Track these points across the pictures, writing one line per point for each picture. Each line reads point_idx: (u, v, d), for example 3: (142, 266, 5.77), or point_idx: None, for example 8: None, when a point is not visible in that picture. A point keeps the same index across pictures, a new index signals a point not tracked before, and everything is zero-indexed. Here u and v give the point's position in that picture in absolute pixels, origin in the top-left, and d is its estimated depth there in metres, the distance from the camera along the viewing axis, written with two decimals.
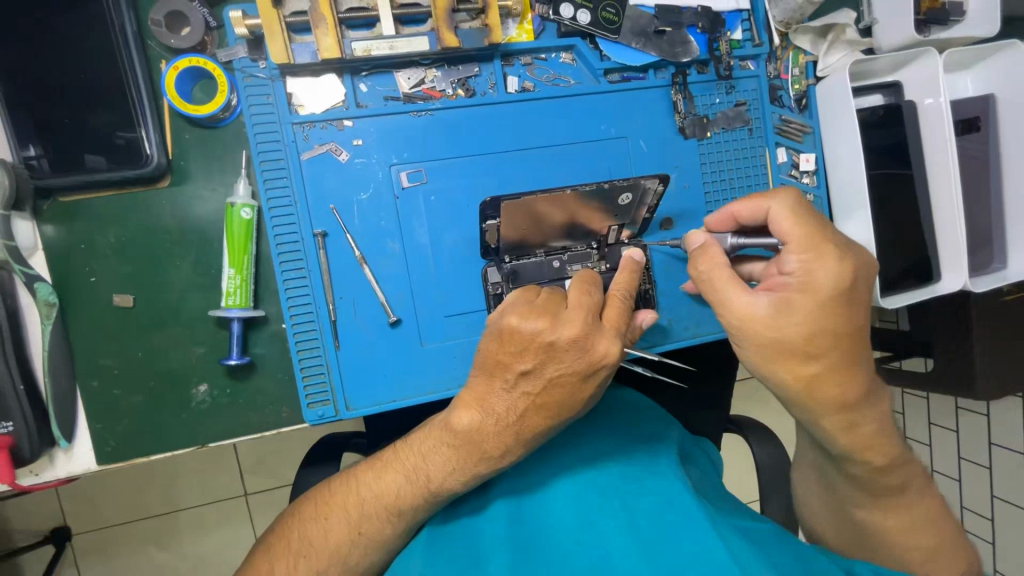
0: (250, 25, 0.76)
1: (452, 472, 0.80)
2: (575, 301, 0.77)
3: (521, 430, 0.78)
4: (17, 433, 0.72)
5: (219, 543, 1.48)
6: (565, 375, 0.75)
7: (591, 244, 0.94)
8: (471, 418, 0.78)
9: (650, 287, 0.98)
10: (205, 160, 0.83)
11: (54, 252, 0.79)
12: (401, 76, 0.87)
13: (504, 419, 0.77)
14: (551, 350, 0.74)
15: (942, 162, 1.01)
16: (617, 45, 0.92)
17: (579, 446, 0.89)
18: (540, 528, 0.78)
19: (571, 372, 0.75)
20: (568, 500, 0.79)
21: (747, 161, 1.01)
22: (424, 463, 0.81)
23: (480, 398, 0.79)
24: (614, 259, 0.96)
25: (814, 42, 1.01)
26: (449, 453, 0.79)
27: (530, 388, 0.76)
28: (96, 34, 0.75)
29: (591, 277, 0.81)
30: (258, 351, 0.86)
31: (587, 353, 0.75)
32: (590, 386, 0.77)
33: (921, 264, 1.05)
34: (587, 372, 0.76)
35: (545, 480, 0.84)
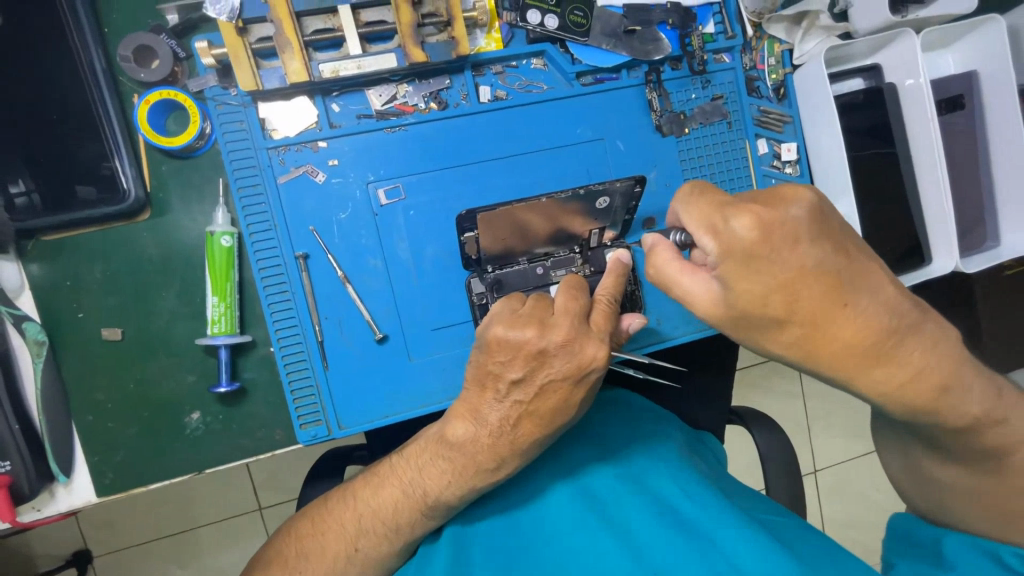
0: (216, 55, 0.77)
1: (449, 485, 0.79)
2: (561, 307, 0.74)
3: (516, 438, 0.75)
4: (15, 472, 0.74)
5: (236, 559, 1.50)
6: (555, 385, 0.73)
7: (574, 248, 0.93)
8: (465, 431, 0.77)
9: (637, 287, 0.97)
10: (184, 190, 0.84)
11: (39, 290, 0.80)
12: (373, 94, 0.87)
13: (498, 429, 0.75)
14: (536, 361, 0.71)
15: (927, 143, 1.00)
16: (587, 48, 0.91)
17: (573, 450, 0.89)
18: (536, 537, 0.78)
19: (563, 375, 0.72)
20: (563, 508, 0.80)
21: (727, 153, 1.00)
22: (421, 476, 0.80)
23: (473, 408, 0.77)
24: (598, 262, 0.95)
25: (789, 30, 0.99)
26: (446, 465, 0.78)
27: (521, 397, 0.73)
28: (64, 74, 0.76)
29: (577, 282, 0.78)
30: (249, 375, 0.86)
31: (576, 356, 0.72)
32: (580, 392, 0.75)
33: (911, 248, 1.04)
34: (576, 377, 0.73)
35: (539, 488, 0.84)
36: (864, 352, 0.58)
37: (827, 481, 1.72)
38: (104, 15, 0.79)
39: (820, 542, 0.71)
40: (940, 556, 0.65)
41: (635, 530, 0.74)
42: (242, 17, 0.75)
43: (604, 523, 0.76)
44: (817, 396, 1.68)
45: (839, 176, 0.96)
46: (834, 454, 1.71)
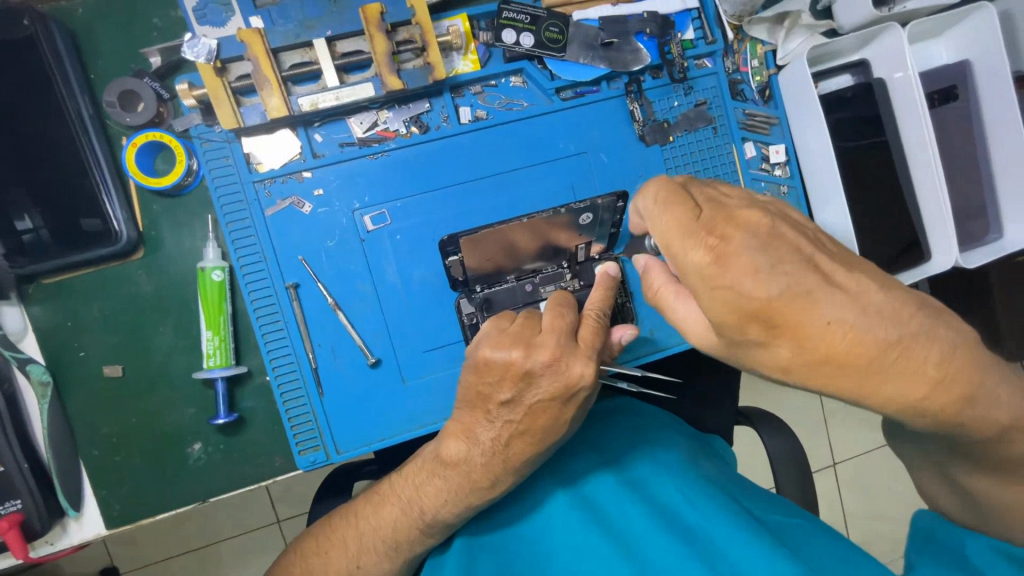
0: (197, 95, 0.78)
1: (445, 503, 0.79)
2: (548, 325, 0.72)
3: (508, 457, 0.75)
4: (26, 509, 0.76)
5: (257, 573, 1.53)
6: (542, 406, 0.72)
7: (563, 263, 0.93)
8: (459, 451, 0.77)
9: (628, 300, 0.97)
10: (175, 228, 0.86)
11: (43, 331, 0.83)
12: (354, 122, 0.88)
13: (490, 449, 0.75)
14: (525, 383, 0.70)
15: (920, 136, 0.97)
16: (564, 63, 0.91)
17: (571, 460, 0.88)
18: (536, 552, 0.78)
19: (552, 392, 0.71)
20: (561, 521, 0.79)
21: (714, 159, 0.99)
22: (418, 494, 0.81)
23: (466, 429, 0.77)
24: (587, 276, 0.95)
25: (771, 30, 0.97)
26: (442, 484, 0.79)
27: (512, 416, 0.73)
28: (51, 122, 0.78)
29: (563, 299, 0.76)
30: (248, 405, 0.88)
31: (563, 375, 0.70)
32: (569, 409, 0.74)
33: (909, 244, 1.02)
34: (563, 396, 0.72)
35: (537, 500, 0.84)
36: (877, 374, 0.48)
37: (848, 474, 1.68)
38: (90, 63, 0.82)
39: (824, 542, 0.70)
40: (964, 562, 0.62)
41: (633, 541, 0.74)
42: (220, 57, 0.76)
43: (601, 534, 0.75)
44: None
45: (829, 177, 0.95)
46: (852, 447, 1.68)
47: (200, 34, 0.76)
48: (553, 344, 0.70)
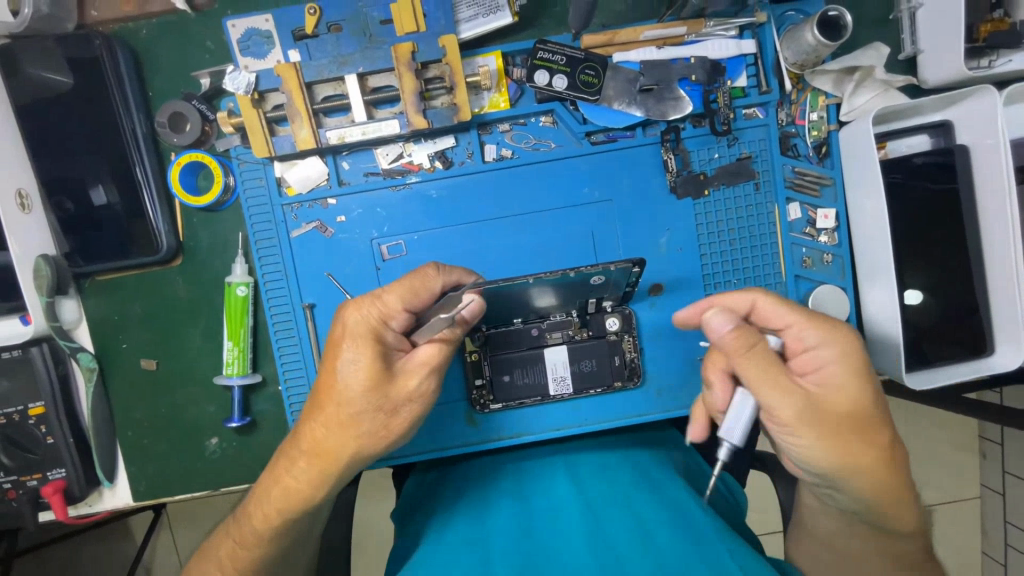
0: (235, 122, 0.82)
1: (303, 476, 0.71)
2: (364, 317, 0.70)
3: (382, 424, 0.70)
4: (69, 477, 0.87)
5: None
6: (360, 406, 0.68)
7: (572, 312, 0.91)
8: (315, 429, 0.70)
9: (636, 356, 0.93)
10: (210, 241, 0.92)
11: (93, 322, 0.93)
12: (380, 153, 0.90)
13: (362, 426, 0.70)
14: (338, 377, 0.69)
15: (1002, 217, 0.84)
16: (597, 107, 0.87)
17: (582, 461, 0.91)
18: (534, 531, 0.78)
19: (364, 378, 0.68)
20: (566, 503, 0.81)
21: (753, 218, 0.92)
22: (278, 475, 0.72)
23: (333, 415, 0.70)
24: (596, 328, 0.93)
25: (838, 81, 0.88)
26: (298, 462, 0.71)
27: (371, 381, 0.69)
28: (110, 138, 0.85)
29: (423, 287, 0.71)
30: (259, 408, 0.95)
31: (360, 327, 0.69)
32: (393, 420, 0.71)
33: (968, 329, 0.90)
34: (390, 406, 0.70)
35: (539, 484, 0.87)
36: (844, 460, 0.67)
37: None
38: (149, 82, 0.88)
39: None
40: None
41: (644, 521, 0.75)
42: (258, 88, 0.80)
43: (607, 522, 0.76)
44: None
45: (879, 253, 0.86)
46: None
47: (241, 65, 0.79)
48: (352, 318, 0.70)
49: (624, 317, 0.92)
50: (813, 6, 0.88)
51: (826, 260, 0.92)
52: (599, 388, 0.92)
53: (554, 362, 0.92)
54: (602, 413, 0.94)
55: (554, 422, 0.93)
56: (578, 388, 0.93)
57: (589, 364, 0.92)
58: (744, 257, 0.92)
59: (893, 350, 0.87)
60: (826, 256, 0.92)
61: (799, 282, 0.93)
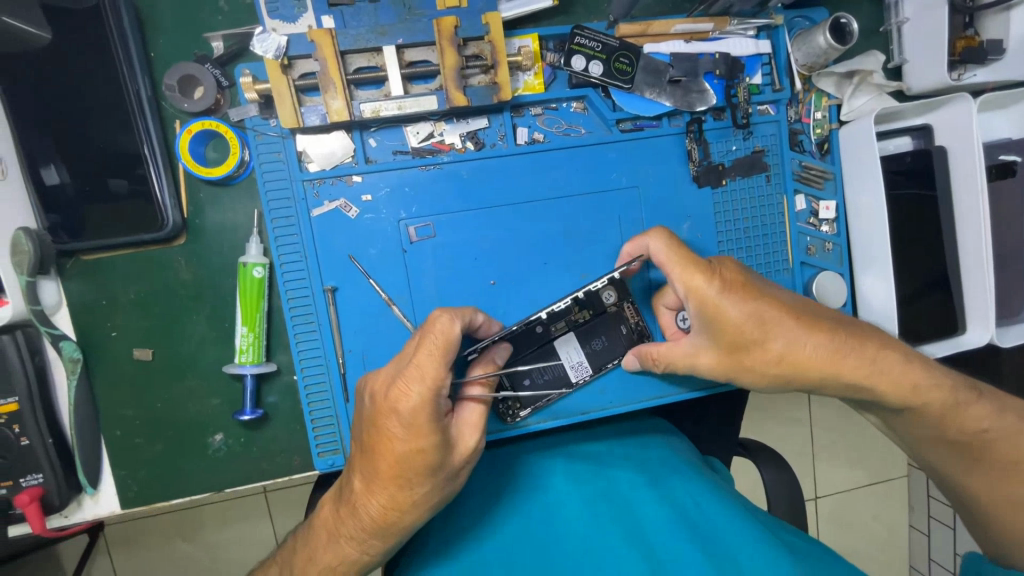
0: (259, 89, 0.77)
1: (368, 540, 0.71)
2: (413, 395, 0.65)
3: (435, 491, 0.69)
4: (47, 483, 0.77)
5: (245, 543, 1.33)
6: (425, 480, 0.68)
7: (568, 298, 0.89)
8: (378, 505, 0.69)
9: (640, 320, 0.93)
10: (219, 218, 0.85)
11: (76, 307, 0.82)
12: (410, 131, 0.87)
13: (417, 492, 0.68)
14: (396, 457, 0.66)
15: (974, 210, 0.95)
16: (630, 95, 0.89)
17: (592, 455, 0.94)
18: (546, 517, 0.84)
19: (426, 459, 0.66)
20: (592, 504, 0.84)
21: (765, 207, 0.98)
22: (341, 539, 0.72)
23: (394, 488, 0.68)
24: (594, 304, 0.91)
25: (838, 84, 0.97)
26: (362, 530, 0.71)
27: (428, 451, 0.66)
28: (110, 99, 0.76)
29: (451, 342, 0.65)
30: (271, 401, 0.88)
31: (410, 406, 0.64)
32: (452, 480, 0.71)
33: (942, 313, 1.01)
34: (451, 472, 0.70)
35: (554, 480, 0.89)
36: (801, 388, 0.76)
37: (834, 512, 1.60)
38: (152, 40, 0.80)
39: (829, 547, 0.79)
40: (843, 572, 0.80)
41: (664, 522, 0.80)
42: (287, 53, 0.75)
43: (614, 512, 0.82)
44: (826, 422, 1.57)
45: (876, 240, 0.94)
46: (844, 484, 1.60)
47: (270, 28, 0.75)
48: (404, 399, 0.64)
49: (618, 287, 0.91)
50: (819, 14, 0.96)
51: (827, 249, 1.00)
52: (614, 362, 0.92)
53: (566, 351, 0.90)
54: (623, 394, 0.94)
55: (575, 411, 0.93)
56: (596, 369, 0.92)
57: (600, 342, 0.92)
58: (757, 243, 0.98)
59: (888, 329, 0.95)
60: (827, 245, 1.00)
61: (804, 268, 1.00)
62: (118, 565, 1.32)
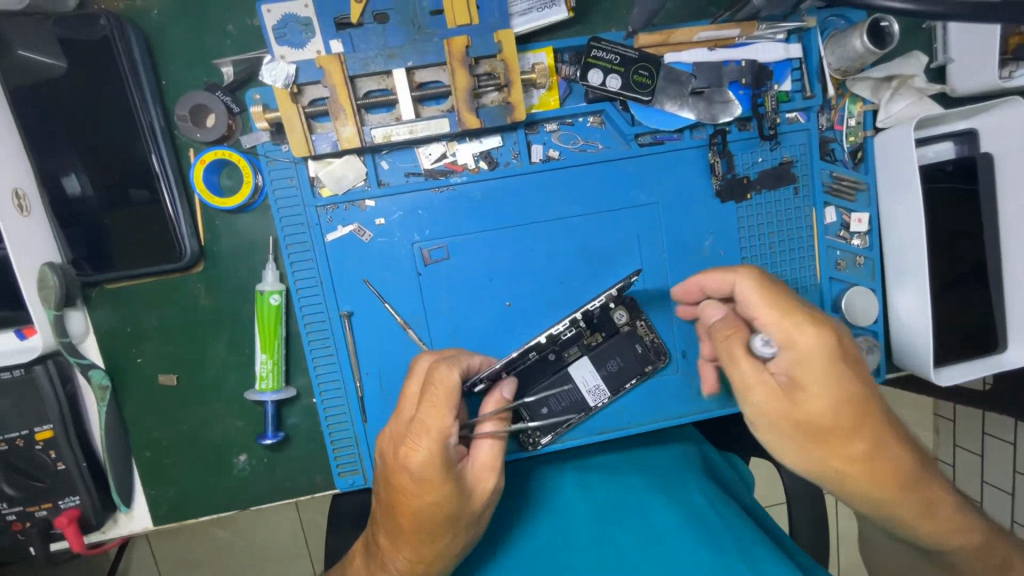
0: (270, 118, 0.75)
1: None
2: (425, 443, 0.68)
3: (456, 532, 0.72)
4: (83, 504, 0.80)
5: (276, 531, 1.38)
6: (444, 522, 0.70)
7: (579, 323, 0.88)
8: (404, 557, 0.72)
9: (655, 337, 0.91)
10: (235, 245, 0.85)
11: (103, 334, 0.84)
12: (422, 153, 0.86)
13: (439, 534, 0.71)
14: (414, 504, 0.69)
15: None
16: (649, 108, 0.85)
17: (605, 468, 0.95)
18: (565, 541, 0.84)
19: (444, 508, 0.69)
20: (607, 524, 0.85)
21: (792, 221, 0.93)
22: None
23: (418, 532, 0.70)
24: (607, 326, 0.91)
25: (875, 88, 0.91)
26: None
27: (443, 495, 0.69)
28: (124, 132, 0.76)
29: (452, 389, 0.69)
30: (292, 422, 0.90)
31: (421, 454, 0.68)
32: (471, 519, 0.73)
33: (983, 330, 0.95)
34: (470, 513, 0.72)
35: (566, 502, 0.89)
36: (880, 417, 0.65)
37: (857, 513, 1.57)
38: (163, 68, 0.80)
39: None
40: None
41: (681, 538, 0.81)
42: (297, 80, 0.73)
43: (631, 533, 0.83)
44: None
45: (913, 255, 0.89)
46: None
47: (278, 56, 0.73)
48: (419, 447, 0.68)
49: (629, 307, 0.90)
50: (855, 13, 0.89)
51: (858, 263, 0.95)
52: (631, 382, 0.90)
53: (581, 375, 0.89)
54: (642, 415, 0.92)
55: (594, 431, 0.92)
56: (613, 391, 0.90)
57: (615, 363, 0.90)
58: (783, 258, 0.93)
59: (922, 347, 0.90)
60: (859, 259, 0.95)
61: (832, 283, 0.95)
62: (156, 545, 1.38)
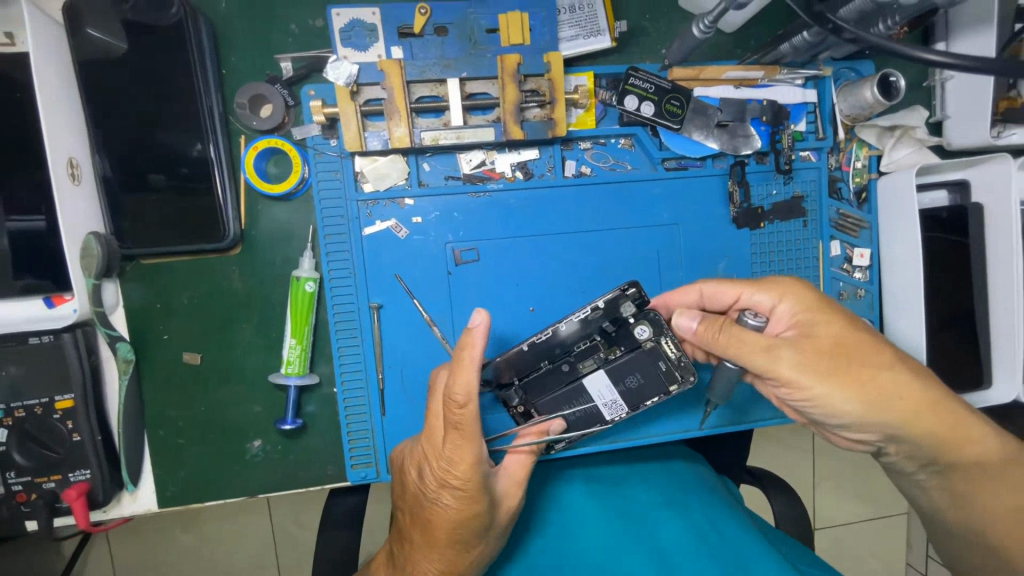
0: (328, 113, 0.79)
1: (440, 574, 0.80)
2: (459, 457, 0.73)
3: (492, 529, 0.80)
4: (93, 479, 0.79)
5: (244, 539, 1.34)
6: (480, 522, 0.77)
7: (595, 336, 0.86)
8: (444, 553, 0.78)
9: (683, 355, 0.83)
10: (274, 231, 0.88)
11: (133, 308, 0.85)
12: (463, 158, 0.90)
13: (477, 533, 0.78)
14: (453, 509, 0.76)
15: (1007, 270, 0.97)
16: (677, 135, 0.92)
17: (615, 475, 0.99)
18: (579, 541, 0.90)
19: (481, 511, 0.76)
20: (618, 527, 0.91)
21: (801, 251, 1.00)
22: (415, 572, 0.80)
23: (456, 532, 0.77)
24: (627, 342, 0.85)
25: (879, 136, 1.00)
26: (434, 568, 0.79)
27: (478, 501, 0.75)
28: (183, 112, 0.79)
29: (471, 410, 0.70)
30: (310, 410, 0.91)
31: (457, 465, 0.73)
32: (504, 515, 0.81)
33: (970, 365, 1.01)
34: (504, 511, 0.81)
35: (580, 505, 0.94)
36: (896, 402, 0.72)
37: (836, 547, 1.61)
38: (225, 58, 0.83)
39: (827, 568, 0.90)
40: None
41: (688, 544, 0.87)
42: (357, 80, 0.78)
43: (641, 538, 0.89)
44: (828, 457, 1.58)
45: (910, 292, 0.95)
46: (848, 518, 1.61)
47: (341, 56, 0.78)
48: (455, 461, 0.73)
49: (653, 322, 0.84)
50: (866, 67, 0.97)
51: (859, 295, 1.01)
52: (651, 401, 0.85)
53: (597, 389, 0.86)
54: (652, 427, 0.96)
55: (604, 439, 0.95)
56: (631, 407, 0.85)
57: (635, 379, 0.85)
58: None
59: None
60: (860, 291, 1.01)
61: None
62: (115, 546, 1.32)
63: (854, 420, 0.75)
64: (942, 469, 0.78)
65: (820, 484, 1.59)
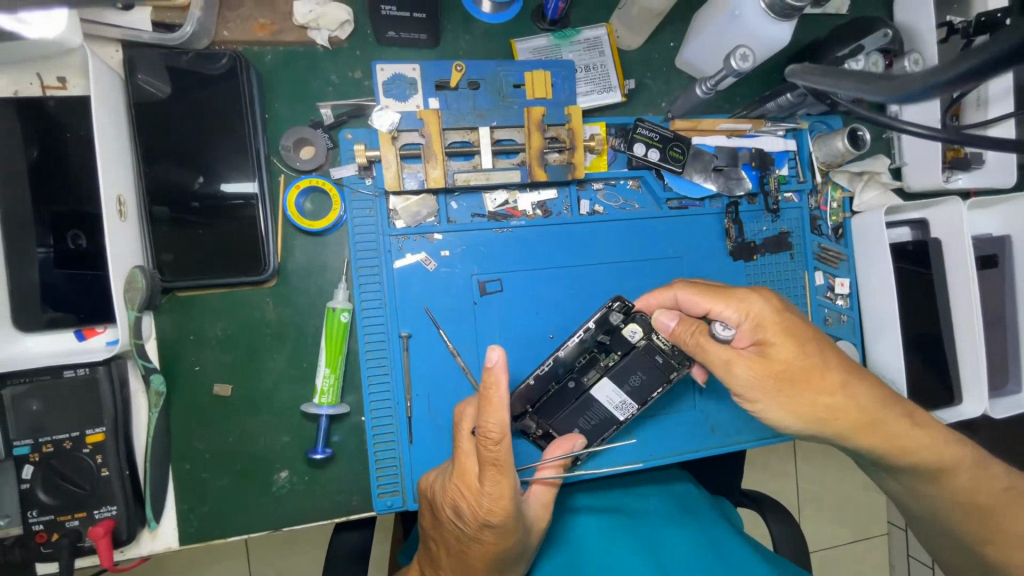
0: (368, 156, 0.85)
1: None
2: (495, 493, 0.75)
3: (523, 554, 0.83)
4: (119, 516, 0.77)
5: None
6: (515, 548, 0.80)
7: (593, 346, 0.92)
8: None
9: (674, 349, 0.90)
10: (308, 265, 0.92)
11: (166, 340, 0.86)
12: (488, 198, 0.97)
13: (511, 557, 0.81)
14: (490, 541, 0.78)
15: (966, 295, 1.08)
16: (679, 178, 1.02)
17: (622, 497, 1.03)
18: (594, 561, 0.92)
19: (516, 539, 0.79)
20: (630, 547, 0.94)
21: (790, 282, 1.10)
22: None
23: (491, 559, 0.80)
24: (622, 346, 0.91)
25: (851, 179, 1.13)
26: None
27: (513, 532, 0.78)
28: (231, 153, 0.83)
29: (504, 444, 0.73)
30: (337, 439, 0.92)
31: (494, 501, 0.75)
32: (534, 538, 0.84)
33: (941, 385, 1.12)
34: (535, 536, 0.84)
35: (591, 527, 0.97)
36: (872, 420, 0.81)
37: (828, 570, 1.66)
38: (270, 105, 0.90)
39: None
40: None
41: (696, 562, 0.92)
42: (398, 126, 0.86)
43: (654, 557, 0.93)
44: (812, 479, 1.66)
45: (886, 317, 1.06)
46: (835, 540, 1.67)
47: (384, 105, 0.86)
48: (491, 497, 0.75)
49: (643, 323, 0.91)
50: (835, 121, 1.12)
51: (842, 321, 1.12)
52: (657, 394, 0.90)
53: (606, 396, 0.90)
54: (661, 448, 1.00)
55: (618, 462, 0.97)
56: (640, 404, 0.90)
57: (638, 378, 0.90)
58: None
59: None
60: (843, 317, 1.12)
61: None
62: None
63: (849, 434, 0.83)
64: (933, 481, 0.85)
65: (808, 506, 1.65)
